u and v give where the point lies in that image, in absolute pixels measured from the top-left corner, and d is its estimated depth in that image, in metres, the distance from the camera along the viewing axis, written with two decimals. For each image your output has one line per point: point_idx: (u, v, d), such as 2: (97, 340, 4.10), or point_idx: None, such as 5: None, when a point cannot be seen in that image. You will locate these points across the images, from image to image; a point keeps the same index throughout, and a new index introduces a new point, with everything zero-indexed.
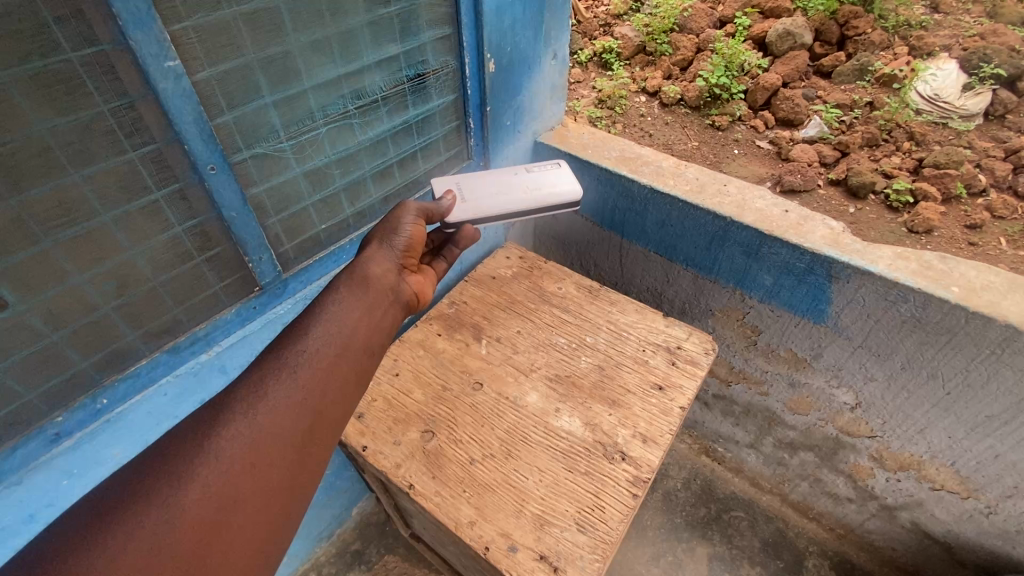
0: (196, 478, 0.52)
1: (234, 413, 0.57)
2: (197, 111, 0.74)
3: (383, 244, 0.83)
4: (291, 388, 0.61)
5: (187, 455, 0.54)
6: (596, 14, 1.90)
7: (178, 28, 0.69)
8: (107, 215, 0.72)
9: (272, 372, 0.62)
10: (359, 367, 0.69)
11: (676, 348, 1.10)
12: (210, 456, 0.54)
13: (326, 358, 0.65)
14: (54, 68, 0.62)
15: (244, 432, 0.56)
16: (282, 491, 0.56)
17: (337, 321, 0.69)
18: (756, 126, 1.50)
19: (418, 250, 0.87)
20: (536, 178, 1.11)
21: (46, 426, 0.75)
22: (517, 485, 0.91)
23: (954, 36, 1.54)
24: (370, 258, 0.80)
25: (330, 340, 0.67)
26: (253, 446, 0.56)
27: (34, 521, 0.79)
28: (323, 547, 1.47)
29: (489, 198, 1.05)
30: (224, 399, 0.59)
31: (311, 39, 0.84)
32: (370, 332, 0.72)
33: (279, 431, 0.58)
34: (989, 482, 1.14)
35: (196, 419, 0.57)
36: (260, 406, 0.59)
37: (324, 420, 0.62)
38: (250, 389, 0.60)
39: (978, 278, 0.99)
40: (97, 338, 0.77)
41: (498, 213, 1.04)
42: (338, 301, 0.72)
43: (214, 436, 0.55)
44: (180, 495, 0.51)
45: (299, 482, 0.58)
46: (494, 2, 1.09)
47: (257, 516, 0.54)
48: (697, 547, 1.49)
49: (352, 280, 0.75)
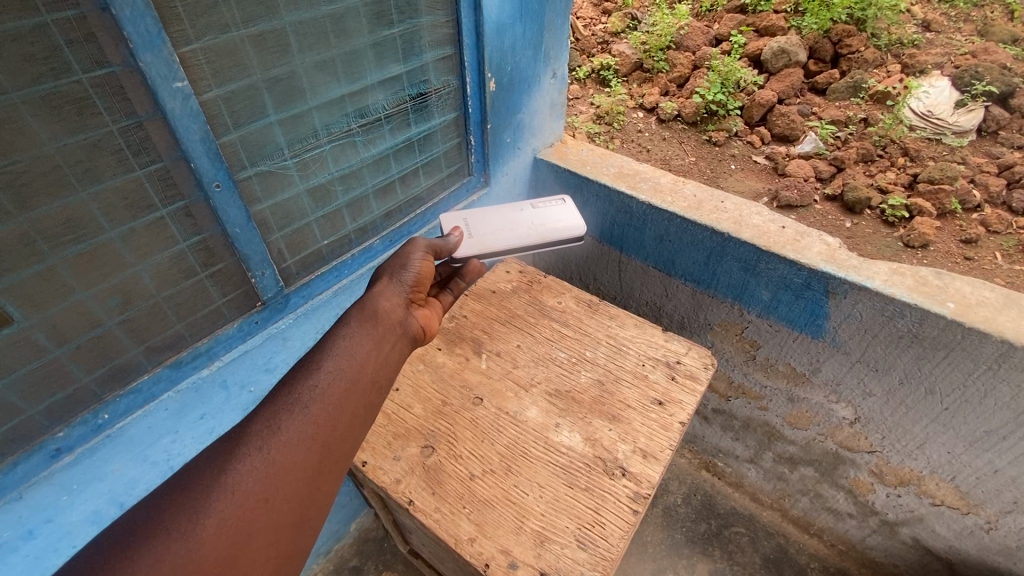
0: (212, 512, 0.53)
1: (248, 448, 0.58)
2: (204, 130, 0.75)
3: (393, 278, 0.83)
4: (303, 423, 0.62)
5: (204, 489, 0.55)
6: (594, 32, 1.93)
7: (187, 50, 0.71)
8: (113, 232, 0.72)
9: (286, 407, 0.63)
10: (369, 400, 0.69)
11: (676, 363, 1.11)
12: (225, 491, 0.55)
13: (336, 393, 0.66)
14: (66, 89, 0.63)
15: (258, 467, 0.57)
16: (293, 526, 0.57)
17: (347, 353, 0.71)
18: (753, 142, 1.52)
19: (426, 285, 0.87)
20: (543, 214, 1.12)
21: (47, 441, 0.75)
22: (517, 501, 0.91)
23: (946, 54, 1.57)
24: (379, 293, 0.81)
25: (341, 374, 0.68)
26: (266, 481, 0.57)
27: (32, 538, 0.79)
28: (320, 563, 1.46)
29: (495, 232, 1.06)
30: (239, 434, 0.60)
31: (317, 59, 0.86)
32: (379, 365, 0.73)
33: (291, 466, 0.59)
34: (989, 498, 1.14)
35: (212, 452, 0.58)
36: (274, 440, 0.60)
37: (334, 455, 0.63)
38: (264, 424, 0.61)
39: (973, 293, 1.00)
40: (100, 353, 0.77)
41: (505, 248, 1.06)
42: (349, 334, 0.73)
43: (229, 470, 0.56)
44: (197, 530, 0.52)
45: (309, 517, 0.58)
46: (495, 22, 1.12)
47: (268, 551, 0.55)
48: (698, 563, 1.48)
49: (363, 314, 0.77)
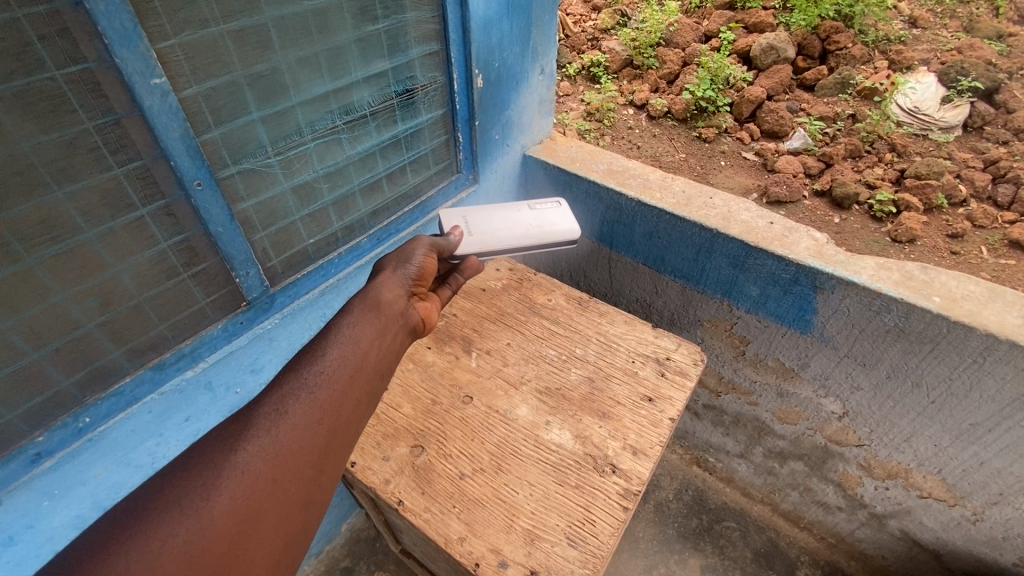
0: (222, 492, 0.53)
1: (257, 430, 0.58)
2: (183, 127, 0.74)
3: (396, 270, 0.82)
4: (311, 407, 0.62)
5: (213, 468, 0.54)
6: (584, 29, 1.93)
7: (165, 46, 0.69)
8: (92, 231, 0.71)
9: (293, 391, 0.62)
10: (373, 387, 0.69)
11: (666, 359, 1.11)
12: (235, 472, 0.54)
13: (342, 379, 0.66)
14: (39, 86, 0.62)
15: (267, 448, 0.57)
16: (301, 508, 0.57)
17: (352, 340, 0.70)
18: (742, 138, 1.51)
19: (429, 278, 0.86)
20: (540, 215, 1.12)
21: (27, 446, 0.73)
22: (508, 500, 0.91)
23: (932, 50, 1.58)
24: (382, 283, 0.79)
25: (346, 360, 0.67)
26: (275, 463, 0.57)
27: (14, 543, 0.77)
28: (311, 564, 1.45)
29: (494, 232, 1.06)
30: (249, 415, 0.59)
31: (299, 56, 0.85)
32: (382, 354, 0.72)
33: (299, 450, 0.59)
34: (975, 490, 1.15)
35: (218, 433, 0.58)
36: (282, 423, 0.59)
37: (340, 440, 0.63)
38: (272, 406, 0.61)
39: (958, 288, 1.01)
40: (80, 356, 0.76)
41: (503, 248, 1.06)
42: (353, 323, 0.72)
43: (239, 451, 0.56)
44: (208, 508, 0.52)
45: (316, 501, 0.58)
46: (482, 17, 1.11)
47: (276, 532, 0.55)
48: (689, 558, 1.49)
49: (364, 305, 0.75)
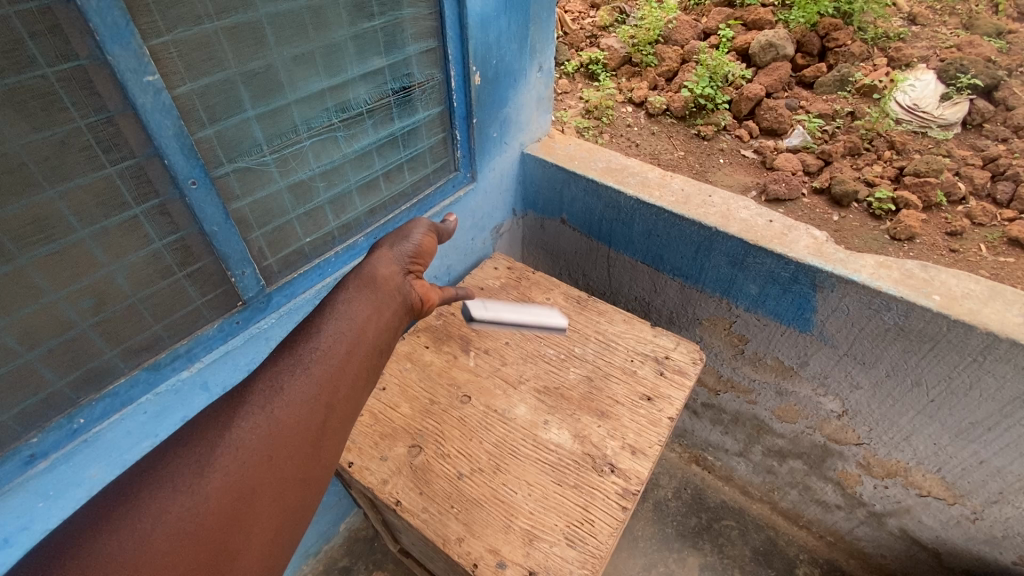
0: (217, 467, 0.55)
1: (252, 407, 0.60)
2: (177, 125, 0.73)
3: (393, 248, 0.81)
4: (306, 384, 0.63)
5: (209, 444, 0.57)
6: (582, 26, 1.92)
7: (157, 42, 0.68)
8: (85, 231, 0.71)
9: (287, 368, 0.64)
10: (369, 364, 0.70)
11: (665, 358, 1.10)
12: (230, 447, 0.57)
13: (338, 356, 0.67)
14: (30, 84, 0.61)
15: (262, 424, 0.59)
16: (297, 482, 0.59)
17: (347, 317, 0.70)
18: (741, 136, 1.51)
19: (427, 258, 0.85)
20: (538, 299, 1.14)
21: (21, 447, 0.73)
22: (506, 500, 0.90)
23: (931, 47, 1.58)
24: (379, 259, 0.79)
25: (342, 337, 0.68)
26: (270, 439, 0.59)
27: (9, 544, 0.77)
28: (310, 564, 1.45)
29: (502, 306, 1.06)
30: (244, 392, 0.61)
31: (295, 53, 0.84)
32: (379, 331, 0.73)
33: (294, 426, 0.61)
34: (975, 488, 1.15)
35: (216, 409, 0.60)
36: (277, 400, 0.61)
37: (336, 415, 0.64)
38: (268, 384, 0.63)
39: (958, 286, 1.01)
40: (74, 357, 0.75)
41: (512, 322, 1.05)
42: (349, 301, 0.72)
43: (234, 427, 0.58)
44: (204, 483, 0.54)
45: (313, 476, 0.61)
46: (479, 14, 1.10)
47: (273, 505, 0.57)
48: (688, 557, 1.48)
49: (361, 280, 0.76)
